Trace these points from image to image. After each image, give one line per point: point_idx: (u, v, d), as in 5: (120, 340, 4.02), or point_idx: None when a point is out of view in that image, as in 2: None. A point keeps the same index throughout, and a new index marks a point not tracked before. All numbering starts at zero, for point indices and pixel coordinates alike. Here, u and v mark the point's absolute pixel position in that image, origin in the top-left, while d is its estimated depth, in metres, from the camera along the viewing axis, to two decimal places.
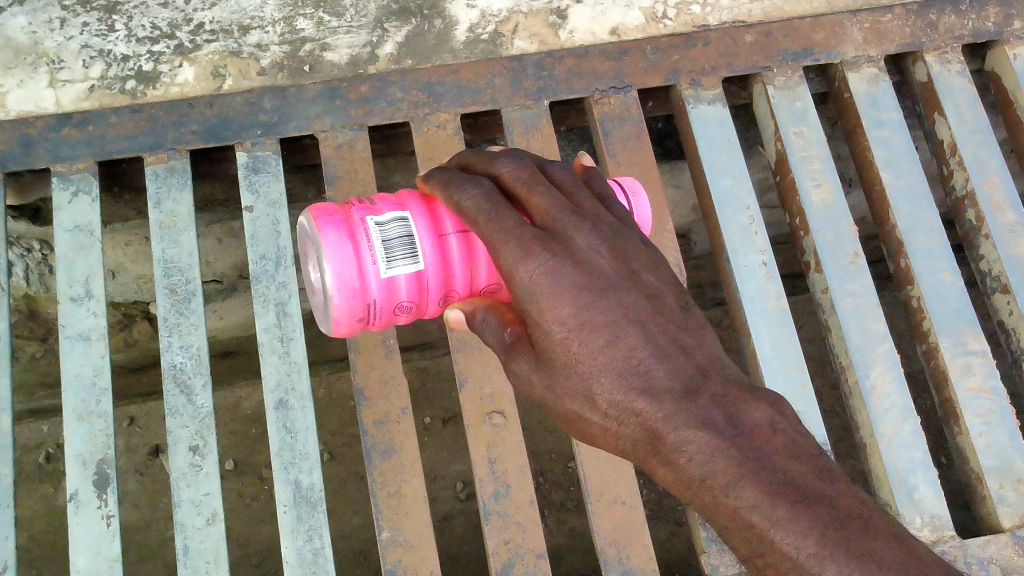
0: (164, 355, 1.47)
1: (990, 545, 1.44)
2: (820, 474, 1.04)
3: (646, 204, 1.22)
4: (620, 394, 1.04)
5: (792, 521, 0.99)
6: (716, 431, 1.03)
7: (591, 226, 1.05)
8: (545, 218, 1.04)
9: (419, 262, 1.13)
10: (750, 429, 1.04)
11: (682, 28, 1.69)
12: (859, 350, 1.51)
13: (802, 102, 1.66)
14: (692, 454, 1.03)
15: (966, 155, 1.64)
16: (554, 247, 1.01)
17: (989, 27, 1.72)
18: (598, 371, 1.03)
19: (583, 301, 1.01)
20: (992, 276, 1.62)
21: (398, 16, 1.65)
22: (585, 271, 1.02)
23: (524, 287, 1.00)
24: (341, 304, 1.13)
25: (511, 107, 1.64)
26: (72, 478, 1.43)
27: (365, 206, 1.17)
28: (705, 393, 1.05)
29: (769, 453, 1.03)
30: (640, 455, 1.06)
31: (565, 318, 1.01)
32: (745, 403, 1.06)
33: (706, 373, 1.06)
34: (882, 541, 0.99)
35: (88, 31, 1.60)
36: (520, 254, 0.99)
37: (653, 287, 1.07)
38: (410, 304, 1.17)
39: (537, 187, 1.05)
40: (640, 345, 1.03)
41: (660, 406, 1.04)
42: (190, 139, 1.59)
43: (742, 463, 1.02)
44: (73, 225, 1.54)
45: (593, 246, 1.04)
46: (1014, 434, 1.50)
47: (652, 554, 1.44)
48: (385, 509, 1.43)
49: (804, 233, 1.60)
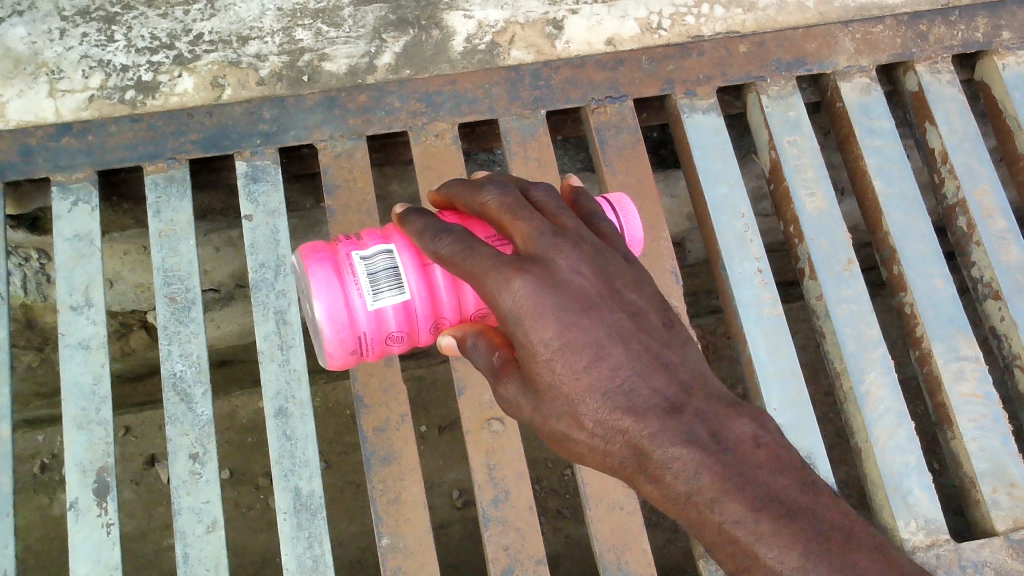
0: (164, 363, 1.48)
1: (985, 548, 1.46)
2: (803, 487, 1.04)
3: (636, 218, 1.24)
4: (605, 413, 1.03)
5: (776, 535, 0.99)
6: (700, 448, 1.02)
7: (573, 247, 1.04)
8: (527, 241, 1.04)
9: (405, 292, 1.15)
10: (734, 444, 1.04)
11: (677, 39, 1.71)
12: (855, 355, 1.53)
13: (795, 112, 1.69)
14: (678, 471, 1.02)
15: (956, 163, 1.66)
16: (535, 271, 1.00)
17: (978, 37, 1.75)
18: (583, 392, 1.02)
19: (566, 322, 1.00)
20: (983, 282, 1.64)
21: (396, 26, 1.66)
22: (567, 292, 1.01)
23: (509, 311, 1.00)
24: (331, 337, 1.16)
25: (508, 116, 1.66)
26: (71, 487, 1.43)
27: (352, 242, 1.20)
28: (689, 409, 1.04)
29: (753, 468, 1.03)
30: (626, 472, 1.06)
31: (549, 341, 1.00)
32: (729, 418, 1.06)
33: (690, 390, 1.06)
34: (864, 554, 1.00)
35: (87, 42, 1.61)
36: (501, 281, 0.99)
37: (635, 306, 1.07)
38: (401, 334, 1.19)
39: (519, 213, 1.05)
40: (623, 364, 1.03)
41: (645, 423, 1.03)
42: (190, 148, 1.60)
43: (727, 479, 1.02)
44: (73, 234, 1.54)
45: (575, 267, 1.03)
46: (1008, 439, 1.51)
47: (649, 559, 1.45)
48: (385, 516, 1.44)
49: (798, 241, 1.62)
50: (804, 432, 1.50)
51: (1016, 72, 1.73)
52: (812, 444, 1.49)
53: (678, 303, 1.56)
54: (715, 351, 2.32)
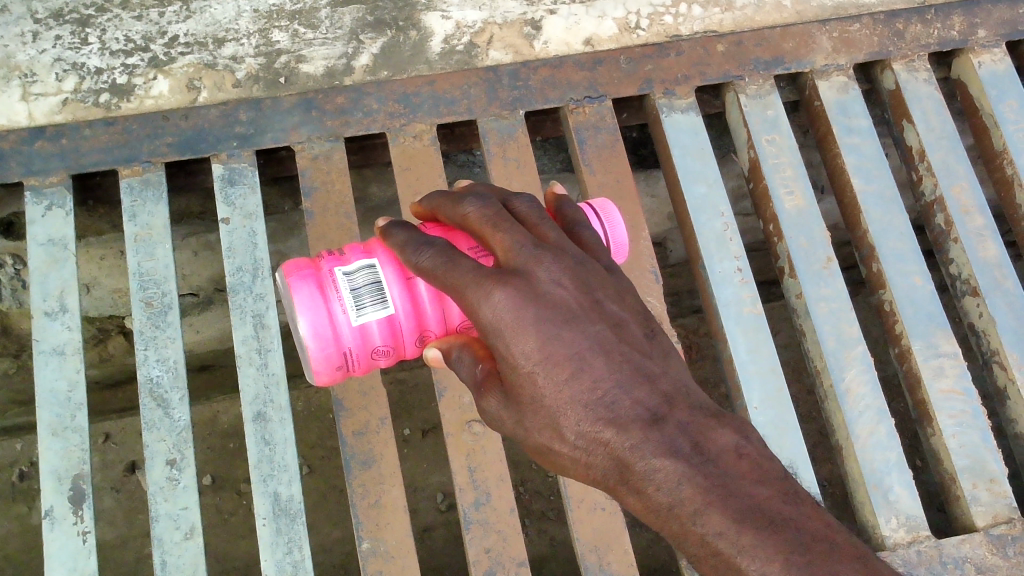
0: (140, 368, 1.46)
1: (965, 544, 1.45)
2: (785, 497, 1.01)
3: (621, 226, 1.23)
4: (587, 425, 1.02)
5: (757, 547, 0.96)
6: (682, 459, 1.01)
7: (554, 258, 1.03)
8: (507, 253, 1.03)
9: (389, 307, 1.14)
10: (716, 455, 1.02)
11: (655, 39, 1.71)
12: (834, 353, 1.53)
13: (773, 110, 1.69)
14: (660, 482, 1.01)
15: (934, 160, 1.67)
16: (515, 283, 1.00)
17: (954, 35, 1.75)
18: (565, 404, 1.01)
19: (547, 333, 1.00)
20: (961, 279, 1.64)
21: (373, 27, 1.66)
22: (548, 304, 1.00)
23: (489, 323, 0.99)
24: (316, 354, 1.15)
25: (487, 117, 1.65)
26: (46, 495, 1.41)
27: (335, 258, 1.19)
28: (671, 420, 1.03)
29: (734, 479, 1.01)
30: (609, 484, 1.04)
31: (530, 353, 1.00)
32: (711, 429, 1.03)
33: (672, 401, 1.04)
34: (846, 564, 0.96)
35: (61, 44, 1.60)
36: (481, 293, 0.99)
37: (617, 317, 1.06)
38: (386, 348, 1.18)
39: (500, 223, 1.04)
40: (604, 376, 1.02)
41: (627, 435, 1.01)
42: (165, 151, 1.59)
43: (709, 490, 0.99)
44: (47, 238, 1.52)
45: (556, 279, 1.02)
46: (987, 435, 1.51)
47: (632, 560, 1.44)
48: (365, 519, 1.42)
49: (778, 239, 1.62)
50: (784, 430, 1.50)
51: (992, 69, 1.74)
52: (792, 443, 1.49)
53: (657, 303, 1.56)
54: (697, 351, 2.29)
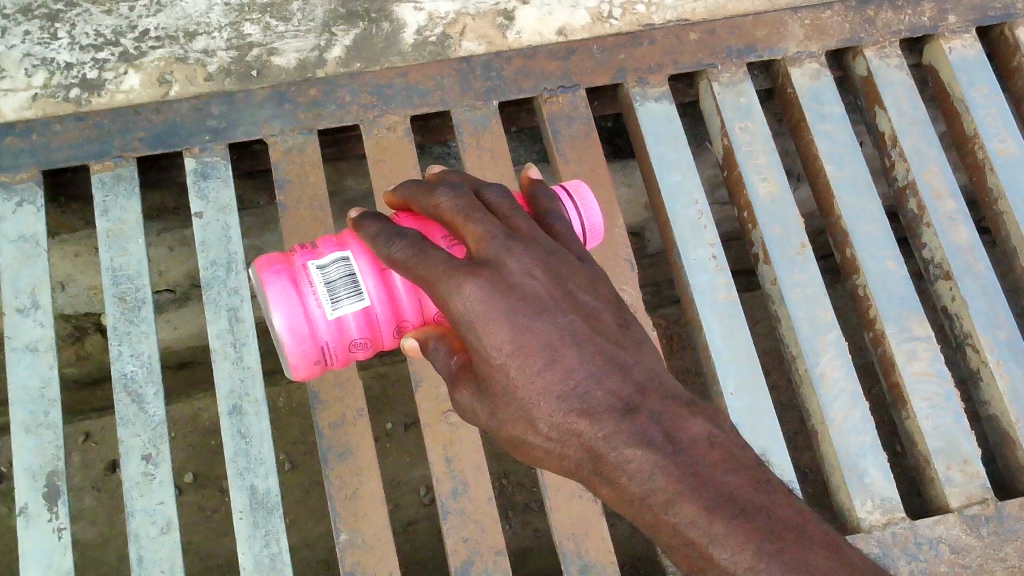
0: (114, 364, 1.46)
1: (939, 525, 1.46)
2: (757, 485, 1.02)
3: (595, 207, 1.23)
4: (560, 416, 1.02)
5: (728, 535, 0.97)
6: (655, 449, 1.01)
7: (525, 248, 1.03)
8: (479, 244, 1.03)
9: (365, 298, 1.14)
10: (688, 444, 1.02)
11: (627, 28, 1.71)
12: (809, 339, 1.54)
13: (746, 98, 1.69)
14: (633, 472, 1.01)
15: (906, 146, 1.68)
16: (486, 274, 1.00)
17: (924, 22, 1.77)
18: (537, 395, 1.02)
19: (518, 325, 1.00)
20: (934, 264, 1.65)
21: (345, 19, 1.65)
22: (519, 295, 1.00)
23: (461, 315, 0.99)
24: (293, 348, 1.15)
25: (460, 107, 1.65)
26: (20, 492, 1.40)
27: (308, 251, 1.18)
28: (643, 410, 1.03)
29: (706, 468, 1.01)
30: (583, 475, 1.05)
31: (502, 344, 1.00)
32: (684, 419, 1.04)
33: (644, 390, 1.04)
34: (817, 551, 0.97)
35: (30, 40, 1.59)
36: (453, 285, 0.99)
37: (589, 307, 1.06)
38: (364, 340, 1.18)
39: (472, 214, 1.04)
40: (576, 366, 1.02)
41: (600, 425, 1.02)
42: (137, 146, 1.58)
43: (681, 480, 1.00)
44: (18, 235, 1.51)
45: (527, 269, 1.02)
46: (960, 417, 1.52)
47: (610, 547, 1.44)
48: (342, 511, 1.42)
49: (752, 227, 1.63)
50: (760, 415, 1.50)
51: (962, 55, 1.75)
52: (768, 428, 1.50)
53: (633, 291, 1.56)
54: (679, 342, 2.28)
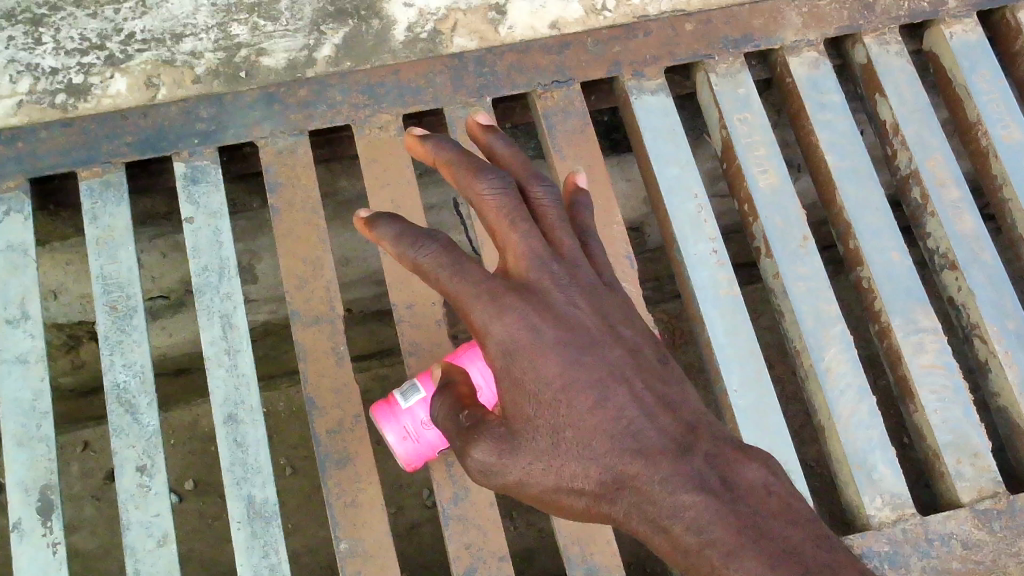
0: (107, 374, 1.43)
1: (951, 521, 1.43)
2: (820, 543, 0.91)
3: None
4: (613, 458, 0.99)
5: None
6: (711, 494, 0.95)
7: (568, 279, 1.04)
8: (519, 262, 1.03)
9: None
10: (745, 492, 0.95)
11: (622, 20, 1.67)
12: (814, 333, 1.51)
13: (744, 89, 1.66)
14: (688, 521, 0.94)
15: (907, 135, 1.65)
16: (529, 298, 1.02)
17: (924, 7, 1.73)
18: (587, 431, 1.01)
19: (567, 360, 1.01)
20: (939, 253, 1.62)
21: (335, 18, 1.62)
22: (565, 327, 1.02)
23: (503, 345, 1.01)
24: None
25: (453, 105, 1.62)
26: (14, 507, 1.38)
27: None
28: (698, 450, 0.99)
29: (764, 518, 0.93)
30: (633, 526, 0.99)
31: (549, 380, 1.01)
32: (739, 465, 0.98)
33: (695, 429, 1.01)
34: None
35: (14, 45, 1.56)
36: (492, 311, 1.01)
37: (633, 342, 1.06)
38: None
39: (518, 220, 1.03)
40: (626, 404, 1.01)
41: (655, 468, 0.98)
42: (125, 151, 1.55)
43: (741, 529, 0.92)
44: (6, 244, 1.49)
45: (572, 302, 1.04)
46: (969, 410, 1.50)
47: (616, 550, 1.42)
48: (342, 519, 1.40)
49: (753, 220, 1.60)
50: (765, 412, 1.48)
51: (963, 40, 1.72)
52: (774, 425, 1.47)
53: (633, 288, 1.53)
54: (681, 338, 2.24)
